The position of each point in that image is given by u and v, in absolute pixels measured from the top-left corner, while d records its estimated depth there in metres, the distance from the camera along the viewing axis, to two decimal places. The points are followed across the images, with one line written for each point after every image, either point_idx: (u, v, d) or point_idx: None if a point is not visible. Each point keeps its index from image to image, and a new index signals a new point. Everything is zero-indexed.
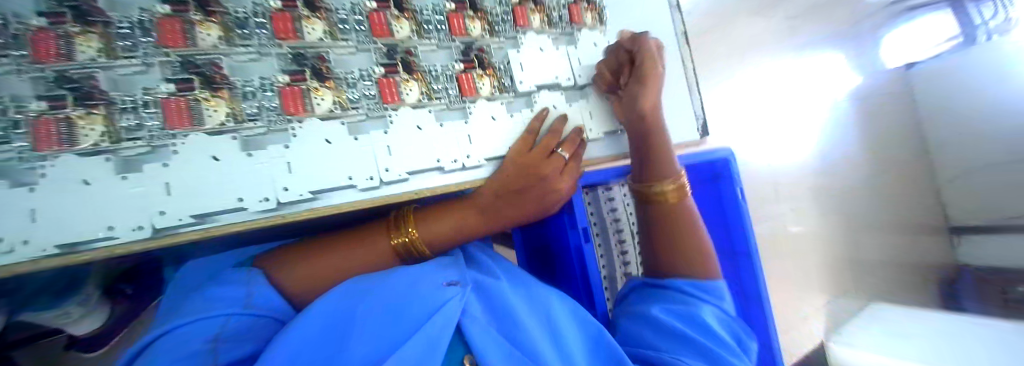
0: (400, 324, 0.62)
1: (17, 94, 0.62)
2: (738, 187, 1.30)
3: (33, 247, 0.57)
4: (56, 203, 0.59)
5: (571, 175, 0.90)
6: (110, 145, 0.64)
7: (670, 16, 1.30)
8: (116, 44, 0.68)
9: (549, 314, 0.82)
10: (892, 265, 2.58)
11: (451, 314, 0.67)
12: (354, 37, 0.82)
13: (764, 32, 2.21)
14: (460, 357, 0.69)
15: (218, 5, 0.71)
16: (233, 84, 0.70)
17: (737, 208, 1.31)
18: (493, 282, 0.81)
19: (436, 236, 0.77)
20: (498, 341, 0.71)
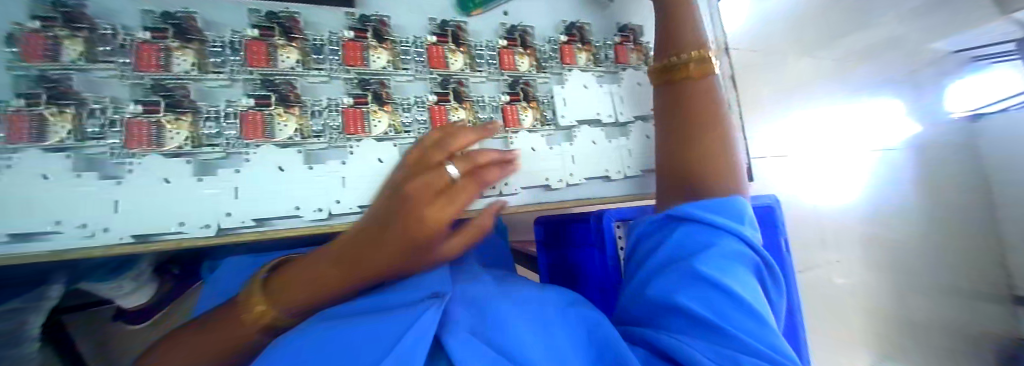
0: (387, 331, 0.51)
1: (116, 96, 0.70)
2: (783, 238, 1.22)
3: (112, 234, 0.64)
4: (137, 196, 0.67)
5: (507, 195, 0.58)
6: (191, 148, 0.71)
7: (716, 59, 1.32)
8: (208, 60, 0.75)
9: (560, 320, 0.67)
10: (946, 332, 2.34)
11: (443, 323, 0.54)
12: (413, 67, 0.90)
13: (808, 74, 2.17)
14: None
15: (299, 33, 0.81)
16: (304, 102, 0.79)
17: (782, 261, 1.21)
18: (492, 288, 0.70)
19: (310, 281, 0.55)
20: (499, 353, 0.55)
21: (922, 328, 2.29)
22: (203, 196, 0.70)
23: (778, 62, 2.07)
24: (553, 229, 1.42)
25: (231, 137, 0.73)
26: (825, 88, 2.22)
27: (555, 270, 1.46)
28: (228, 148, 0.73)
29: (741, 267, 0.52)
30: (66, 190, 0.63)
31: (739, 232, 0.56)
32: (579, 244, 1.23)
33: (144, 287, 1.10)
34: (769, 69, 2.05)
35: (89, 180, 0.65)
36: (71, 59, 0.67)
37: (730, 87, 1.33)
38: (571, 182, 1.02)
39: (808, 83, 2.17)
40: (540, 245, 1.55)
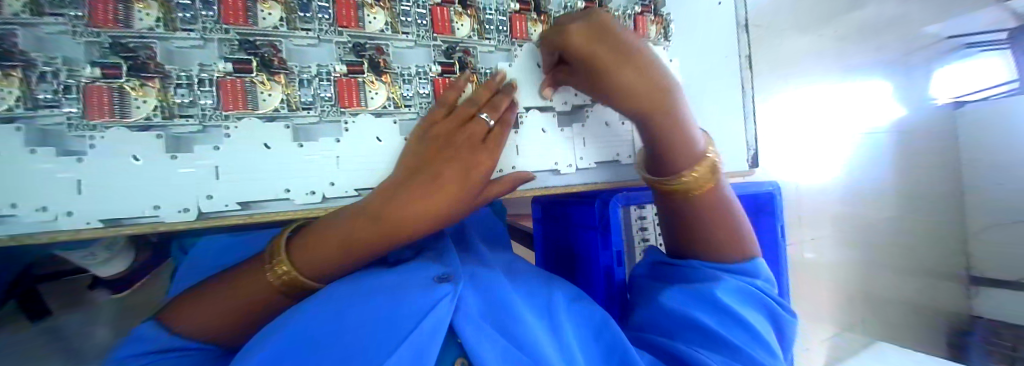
0: (394, 324, 0.51)
1: (67, 56, 0.59)
2: (779, 225, 1.20)
3: (77, 219, 0.57)
4: (98, 176, 0.59)
5: (495, 144, 0.69)
6: (162, 120, 0.63)
7: (734, 36, 1.24)
8: (175, 15, 0.64)
9: (554, 309, 0.71)
10: (908, 307, 2.49)
11: (445, 316, 0.55)
12: (413, 31, 0.80)
13: (814, 48, 2.13)
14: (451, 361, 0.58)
15: None
16: (291, 69, 0.70)
17: (775, 246, 1.21)
18: (493, 273, 0.71)
19: (312, 268, 0.56)
20: (503, 345, 0.57)
21: (886, 302, 2.42)
22: (179, 175, 0.63)
23: (784, 36, 2.03)
24: (551, 208, 1.39)
25: (207, 107, 0.65)
26: (828, 67, 2.19)
27: (550, 248, 1.45)
28: (204, 119, 0.65)
29: (753, 307, 0.68)
30: (16, 169, 0.54)
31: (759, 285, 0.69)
32: (578, 225, 1.21)
33: (116, 256, 1.04)
34: (777, 45, 2.01)
35: (48, 157, 0.56)
36: (14, 11, 0.56)
37: (746, 66, 1.25)
38: (580, 166, 0.98)
39: (814, 57, 2.13)
40: (535, 222, 1.52)
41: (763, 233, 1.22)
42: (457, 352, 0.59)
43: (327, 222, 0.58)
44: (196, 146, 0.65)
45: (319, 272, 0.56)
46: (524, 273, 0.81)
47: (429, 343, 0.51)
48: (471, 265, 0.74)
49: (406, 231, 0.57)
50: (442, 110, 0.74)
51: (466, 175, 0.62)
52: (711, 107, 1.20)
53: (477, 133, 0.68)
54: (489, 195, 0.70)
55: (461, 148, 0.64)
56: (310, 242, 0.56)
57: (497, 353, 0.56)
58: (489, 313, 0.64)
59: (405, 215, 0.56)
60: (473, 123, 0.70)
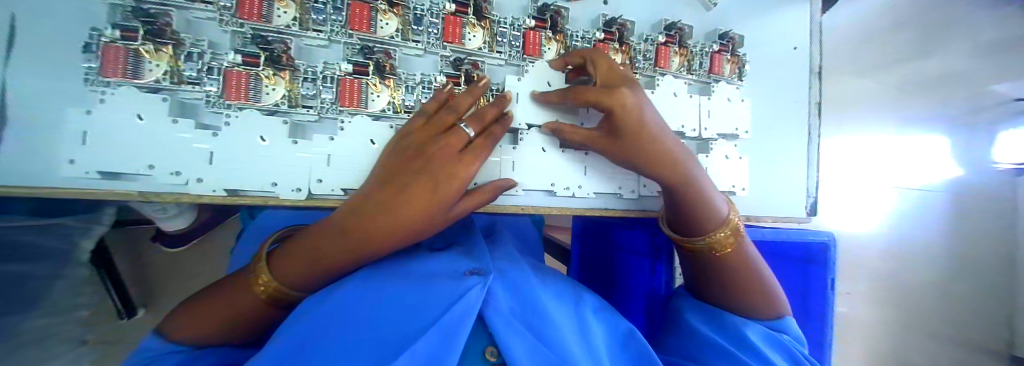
0: (427, 312, 0.57)
1: (215, 43, 0.80)
2: (832, 276, 1.19)
3: (207, 186, 0.74)
4: (229, 152, 0.76)
5: (471, 159, 0.67)
6: (287, 107, 0.81)
7: (807, 81, 1.26)
8: (309, 17, 0.81)
9: (584, 316, 0.73)
10: None
11: (475, 304, 0.59)
12: (506, 51, 0.97)
13: (877, 95, 1.99)
14: (480, 350, 0.61)
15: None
16: (398, 75, 0.88)
17: (822, 297, 1.19)
18: (517, 268, 0.76)
19: (290, 271, 0.63)
20: (530, 341, 0.59)
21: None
22: (296, 157, 0.80)
23: (847, 82, 1.98)
24: (594, 227, 1.40)
25: (326, 101, 0.83)
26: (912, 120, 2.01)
27: (586, 267, 1.46)
28: (323, 110, 0.83)
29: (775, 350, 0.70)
30: (160, 134, 0.72)
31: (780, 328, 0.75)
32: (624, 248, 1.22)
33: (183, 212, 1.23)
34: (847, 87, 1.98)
35: (185, 127, 0.73)
36: None
37: (816, 112, 1.26)
38: (642, 193, 1.04)
39: (877, 102, 1.99)
40: (573, 237, 1.53)
41: (812, 282, 1.21)
42: (485, 342, 0.62)
43: (314, 232, 0.63)
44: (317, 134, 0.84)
45: (301, 274, 0.64)
46: (553, 275, 0.84)
47: (460, 327, 0.55)
48: (499, 261, 0.79)
49: (371, 248, 0.62)
50: (420, 119, 0.74)
51: (435, 192, 0.62)
52: (768, 147, 1.21)
53: (455, 145, 0.67)
54: (468, 206, 0.71)
55: (432, 163, 0.63)
56: (285, 257, 0.64)
57: (525, 352, 0.58)
58: (518, 308, 0.67)
59: (369, 233, 0.60)
60: (452, 132, 0.69)
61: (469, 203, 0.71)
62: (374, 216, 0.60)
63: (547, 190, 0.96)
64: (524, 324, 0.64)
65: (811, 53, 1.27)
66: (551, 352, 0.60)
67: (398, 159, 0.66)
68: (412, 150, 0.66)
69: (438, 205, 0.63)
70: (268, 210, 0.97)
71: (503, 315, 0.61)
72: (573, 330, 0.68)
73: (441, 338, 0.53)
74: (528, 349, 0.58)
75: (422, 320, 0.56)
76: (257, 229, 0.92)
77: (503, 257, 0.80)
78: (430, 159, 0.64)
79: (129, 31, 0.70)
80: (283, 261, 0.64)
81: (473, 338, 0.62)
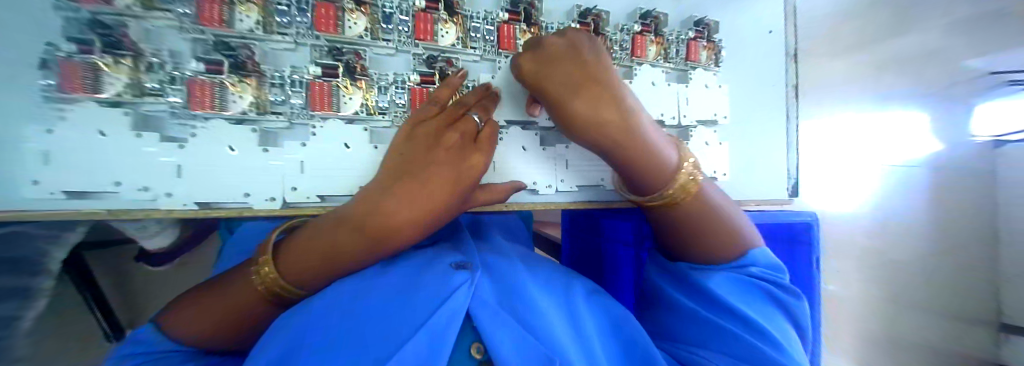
0: (414, 313, 0.55)
1: (175, 51, 0.74)
2: (816, 256, 1.20)
3: (177, 200, 0.74)
4: (198, 164, 0.75)
5: (484, 150, 0.73)
6: (255, 115, 0.78)
7: (782, 63, 1.27)
8: (272, 19, 0.79)
9: (575, 306, 0.73)
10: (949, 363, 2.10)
11: (462, 303, 0.58)
12: (480, 46, 0.95)
13: (854, 75, 2.03)
14: (467, 345, 0.59)
15: None
16: (370, 76, 0.86)
17: (809, 276, 1.20)
18: (506, 263, 0.76)
19: (300, 267, 0.61)
20: (519, 333, 0.58)
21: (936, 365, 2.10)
22: (268, 165, 0.80)
23: (822, 65, 2.00)
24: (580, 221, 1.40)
25: (296, 106, 0.81)
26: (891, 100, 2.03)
27: (578, 260, 1.45)
28: (293, 116, 0.81)
29: (770, 307, 0.69)
30: (127, 149, 0.72)
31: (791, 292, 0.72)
32: (610, 241, 1.23)
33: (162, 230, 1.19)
34: (823, 69, 2.00)
35: (152, 141, 0.73)
36: (125, 4, 0.69)
37: (793, 95, 1.27)
38: None
39: (854, 83, 2.03)
40: (563, 232, 1.55)
41: (799, 263, 1.22)
42: (472, 337, 0.60)
43: (326, 226, 0.62)
44: (287, 141, 0.81)
45: (309, 271, 0.61)
46: (541, 264, 0.83)
47: (447, 326, 0.54)
48: (487, 257, 0.79)
49: (390, 239, 0.60)
50: (432, 108, 0.76)
51: (459, 176, 0.67)
52: (748, 132, 1.23)
53: (468, 132, 0.74)
54: (478, 202, 0.75)
55: (453, 154, 0.68)
56: (287, 254, 0.61)
57: (513, 350, 0.56)
58: (505, 299, 0.67)
59: (392, 222, 0.59)
60: (462, 123, 0.75)
61: (480, 196, 0.75)
62: (394, 205, 0.60)
63: (529, 189, 0.98)
64: (511, 314, 0.64)
65: (787, 37, 1.28)
66: (539, 340, 0.60)
67: (412, 147, 0.69)
68: (428, 140, 0.70)
69: (463, 188, 0.68)
70: (248, 220, 0.97)
71: (490, 309, 0.60)
72: (562, 320, 0.68)
73: (429, 344, 0.52)
74: (517, 343, 0.58)
75: (411, 322, 0.53)
76: (236, 242, 0.91)
77: (494, 253, 0.81)
78: (454, 148, 0.70)
79: (86, 45, 0.67)
80: (285, 258, 0.61)
81: (461, 334, 0.61)
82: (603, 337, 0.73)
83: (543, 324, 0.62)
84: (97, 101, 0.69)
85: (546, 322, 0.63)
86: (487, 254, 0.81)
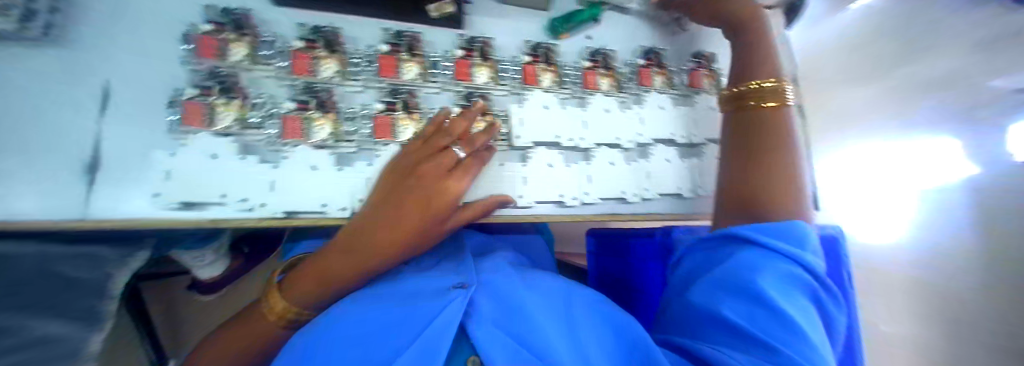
0: (393, 335, 0.81)
1: (275, 94, 0.98)
2: (848, 268, 1.24)
3: (269, 209, 0.90)
4: (286, 179, 0.93)
5: (460, 174, 0.88)
6: (332, 141, 0.97)
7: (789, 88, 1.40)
8: (348, 69, 1.03)
9: (561, 315, 0.91)
10: None
11: (447, 321, 0.83)
12: (509, 83, 1.13)
13: None
14: (463, 358, 0.85)
15: (420, 53, 1.08)
16: (421, 110, 1.05)
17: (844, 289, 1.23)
18: (492, 281, 0.96)
19: (342, 284, 0.85)
20: (506, 346, 0.81)
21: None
22: (341, 179, 0.97)
23: None
24: (606, 239, 1.53)
25: (364, 134, 1.00)
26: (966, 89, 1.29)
27: (605, 279, 1.53)
28: (362, 142, 0.99)
29: (796, 288, 0.77)
30: (227, 168, 0.90)
31: (802, 259, 0.80)
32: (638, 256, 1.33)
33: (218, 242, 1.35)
34: None
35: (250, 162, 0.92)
36: (236, 59, 0.95)
37: (802, 115, 1.38)
38: (646, 196, 1.18)
39: None
40: (590, 253, 1.67)
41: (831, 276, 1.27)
42: (470, 353, 0.85)
43: (326, 255, 0.85)
44: (357, 161, 0.99)
45: (315, 285, 0.86)
46: (545, 279, 1.01)
47: (438, 339, 0.79)
48: (482, 273, 1.00)
49: (375, 255, 0.82)
50: (415, 143, 0.92)
51: (429, 201, 0.82)
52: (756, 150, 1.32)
53: (448, 163, 0.87)
54: (461, 218, 0.90)
55: (423, 182, 0.82)
56: (303, 275, 0.87)
57: (499, 354, 0.80)
58: (500, 316, 0.90)
59: (375, 246, 0.81)
60: (445, 154, 0.87)
61: (464, 213, 0.91)
62: (376, 233, 0.80)
63: (557, 201, 1.08)
64: (503, 329, 0.87)
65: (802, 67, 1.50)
66: (532, 356, 0.80)
67: (395, 180, 0.86)
68: (404, 171, 0.86)
69: (434, 212, 0.83)
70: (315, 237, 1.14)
71: (484, 329, 0.83)
72: (559, 331, 0.86)
73: (417, 356, 0.76)
74: (504, 355, 0.80)
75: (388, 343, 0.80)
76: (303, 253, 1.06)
77: (474, 271, 1.00)
78: (431, 180, 0.83)
79: (206, 89, 0.91)
80: (309, 275, 0.86)
81: (461, 349, 0.86)
82: (599, 333, 0.89)
83: (536, 340, 0.82)
84: (215, 133, 0.90)
85: (542, 336, 0.82)
86: (483, 271, 1.01)
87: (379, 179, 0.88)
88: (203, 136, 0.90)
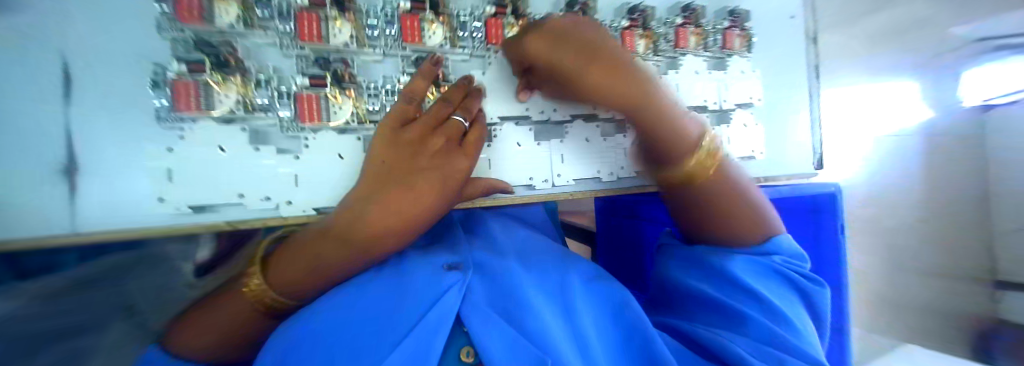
0: (397, 327, 0.59)
1: (146, 50, 0.67)
2: (841, 222, 1.28)
3: (168, 204, 0.67)
4: (189, 167, 0.67)
5: (471, 146, 0.74)
6: (243, 114, 0.70)
7: (805, 49, 1.34)
8: (253, 13, 0.70)
9: (568, 305, 0.74)
10: None
11: (451, 307, 0.63)
12: (469, 45, 0.87)
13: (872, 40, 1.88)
14: (459, 348, 0.65)
15: (352, 3, 0.77)
16: (359, 83, 0.78)
17: (834, 242, 1.28)
18: (497, 260, 0.77)
19: (288, 278, 0.60)
20: (507, 335, 0.63)
21: None
22: (262, 165, 0.72)
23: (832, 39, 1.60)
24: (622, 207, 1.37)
25: (284, 119, 0.73)
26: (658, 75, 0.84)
27: (614, 246, 1.43)
28: (282, 129, 0.73)
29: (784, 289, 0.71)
30: (111, 158, 0.65)
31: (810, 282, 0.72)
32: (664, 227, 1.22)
33: None
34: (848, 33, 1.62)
35: (133, 147, 0.66)
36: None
37: (813, 75, 1.35)
38: (621, 175, 1.03)
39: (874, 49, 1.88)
40: (597, 217, 1.50)
41: (823, 231, 1.29)
42: (462, 342, 0.65)
43: (314, 239, 0.61)
44: (279, 141, 0.74)
45: (309, 275, 0.61)
46: (540, 253, 0.83)
47: (435, 334, 0.60)
48: (478, 252, 0.78)
49: (380, 243, 0.61)
50: (410, 106, 0.71)
51: (444, 183, 0.67)
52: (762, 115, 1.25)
53: (454, 136, 0.72)
54: (465, 194, 0.76)
55: (434, 154, 0.67)
56: (273, 263, 0.61)
57: (501, 349, 0.61)
58: (496, 302, 0.70)
59: (373, 228, 0.59)
60: (449, 125, 0.72)
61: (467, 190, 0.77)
62: (376, 209, 0.60)
63: (527, 183, 0.93)
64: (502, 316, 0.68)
65: (806, 22, 1.34)
66: (536, 348, 0.63)
67: (396, 153, 0.66)
68: (412, 139, 0.67)
69: (449, 184, 0.68)
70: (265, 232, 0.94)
71: (480, 315, 0.64)
72: (554, 314, 0.72)
73: (416, 351, 0.57)
74: (504, 348, 0.62)
75: (389, 339, 0.57)
76: None
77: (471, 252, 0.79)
78: (446, 162, 0.67)
79: (49, 55, 0.62)
80: (279, 259, 0.61)
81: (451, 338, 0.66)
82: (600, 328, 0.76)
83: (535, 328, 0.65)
84: (59, 105, 0.62)
85: (536, 324, 0.66)
86: (477, 247, 0.80)
87: (370, 154, 0.68)
88: (39, 107, 0.61)
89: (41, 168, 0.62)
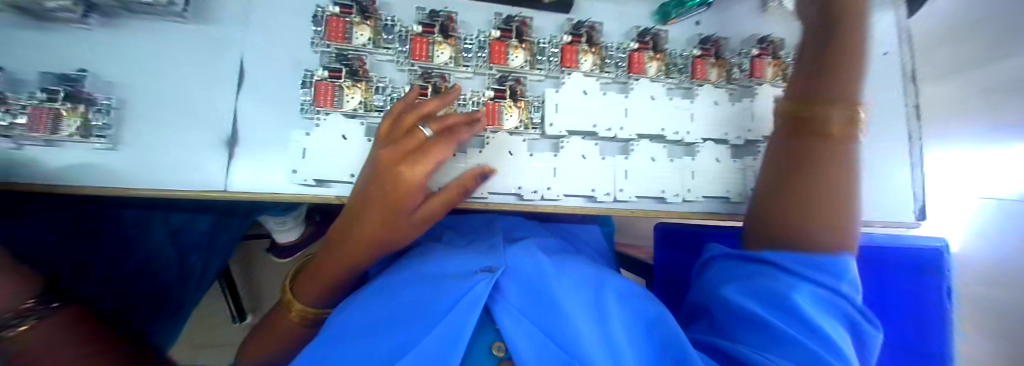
0: (431, 310, 0.62)
1: (302, 59, 0.87)
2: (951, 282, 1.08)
3: (298, 175, 0.83)
4: (316, 149, 0.84)
5: (425, 158, 0.65)
6: (362, 112, 0.87)
7: (903, 88, 1.26)
8: (381, 37, 0.90)
9: (606, 313, 0.69)
10: None
11: (479, 298, 0.63)
12: (546, 67, 0.98)
13: None
14: (489, 343, 0.65)
15: (455, 32, 0.93)
16: (452, 95, 0.92)
17: (941, 306, 1.07)
18: (526, 263, 0.75)
19: (317, 291, 0.75)
20: (535, 334, 0.62)
21: None
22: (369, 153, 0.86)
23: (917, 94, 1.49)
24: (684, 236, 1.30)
25: None
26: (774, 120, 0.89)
27: (669, 280, 1.31)
28: None
29: (828, 313, 0.60)
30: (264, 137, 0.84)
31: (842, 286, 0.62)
32: None
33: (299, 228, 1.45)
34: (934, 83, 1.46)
35: (280, 130, 0.85)
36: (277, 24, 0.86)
37: (913, 115, 1.26)
38: (687, 198, 1.03)
39: None
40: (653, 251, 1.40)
41: (928, 290, 1.08)
42: (493, 339, 0.65)
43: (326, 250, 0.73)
44: None
45: (324, 288, 0.74)
46: (575, 263, 0.81)
47: (467, 322, 0.60)
48: (514, 253, 0.77)
49: (360, 251, 0.69)
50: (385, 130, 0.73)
51: (390, 196, 0.64)
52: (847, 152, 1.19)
53: (406, 147, 0.66)
54: (441, 203, 0.69)
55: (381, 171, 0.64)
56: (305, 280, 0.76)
57: (531, 347, 0.60)
58: (531, 307, 0.68)
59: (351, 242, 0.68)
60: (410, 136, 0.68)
61: (441, 197, 0.69)
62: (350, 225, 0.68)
63: (588, 195, 0.98)
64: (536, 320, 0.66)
65: (902, 59, 1.27)
66: (561, 351, 0.60)
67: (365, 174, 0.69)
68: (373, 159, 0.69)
69: (398, 199, 0.64)
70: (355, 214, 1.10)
71: (512, 316, 0.63)
72: (590, 321, 0.67)
73: (449, 335, 0.58)
74: (536, 349, 0.60)
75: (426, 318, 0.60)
76: None
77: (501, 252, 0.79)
78: (387, 173, 0.63)
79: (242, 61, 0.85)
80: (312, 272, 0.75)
81: (483, 334, 0.66)
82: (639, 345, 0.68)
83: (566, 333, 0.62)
84: (237, 93, 0.84)
85: (569, 329, 0.63)
86: (512, 247, 0.80)
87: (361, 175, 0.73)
88: (227, 95, 0.83)
89: (216, 140, 0.82)
